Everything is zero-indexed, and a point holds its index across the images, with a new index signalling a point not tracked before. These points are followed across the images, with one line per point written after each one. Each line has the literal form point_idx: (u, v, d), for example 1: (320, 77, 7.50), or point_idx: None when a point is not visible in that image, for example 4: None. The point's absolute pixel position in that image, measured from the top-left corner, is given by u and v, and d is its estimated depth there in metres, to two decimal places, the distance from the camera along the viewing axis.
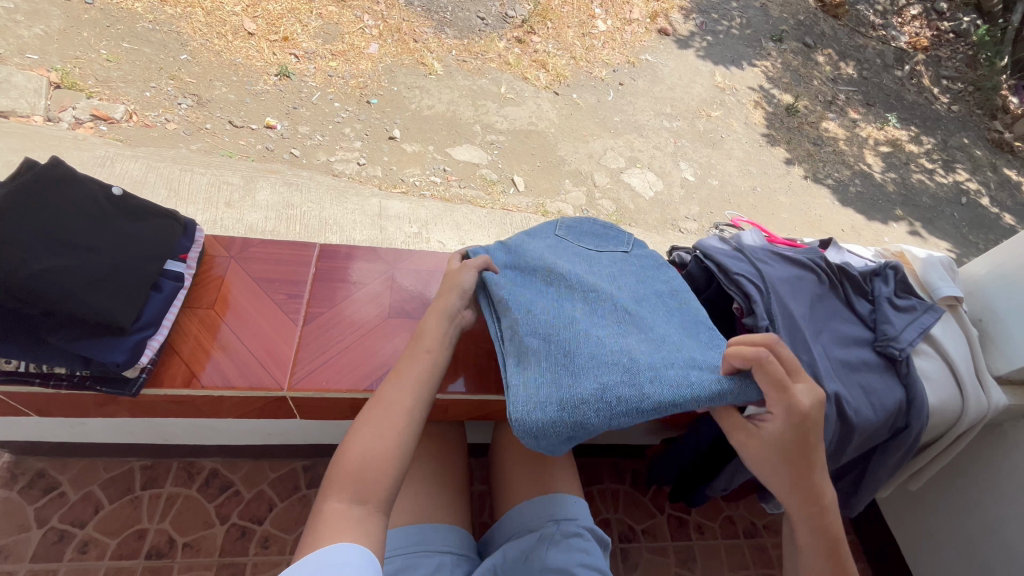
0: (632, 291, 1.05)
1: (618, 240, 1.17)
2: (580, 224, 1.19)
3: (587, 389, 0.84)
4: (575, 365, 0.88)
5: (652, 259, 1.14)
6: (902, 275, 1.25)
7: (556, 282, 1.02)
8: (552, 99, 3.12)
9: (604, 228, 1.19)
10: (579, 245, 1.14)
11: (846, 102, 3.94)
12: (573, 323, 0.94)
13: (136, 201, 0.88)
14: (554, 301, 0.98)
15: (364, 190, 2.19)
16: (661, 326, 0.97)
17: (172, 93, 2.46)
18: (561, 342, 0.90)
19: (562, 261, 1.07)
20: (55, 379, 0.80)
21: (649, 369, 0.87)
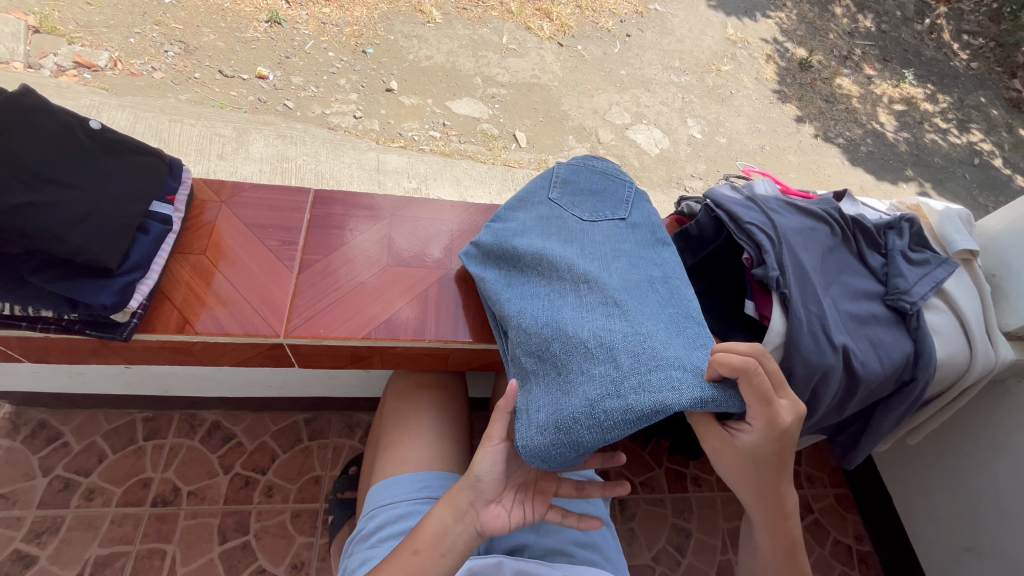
0: (624, 276, 0.95)
1: (616, 207, 1.09)
2: (575, 183, 1.12)
3: (576, 403, 0.77)
4: (566, 375, 0.81)
5: (649, 240, 1.05)
6: (918, 228, 1.21)
7: (545, 274, 0.95)
8: (556, 51, 2.98)
9: (601, 187, 1.12)
10: (573, 219, 1.06)
11: (863, 57, 3.78)
12: (561, 320, 0.87)
13: (116, 136, 0.83)
14: (542, 300, 0.92)
15: (360, 143, 2.11)
16: (651, 314, 0.88)
17: (158, 39, 2.33)
18: (552, 347, 0.84)
19: (551, 245, 1.00)
20: (43, 323, 0.77)
21: (635, 367, 0.77)
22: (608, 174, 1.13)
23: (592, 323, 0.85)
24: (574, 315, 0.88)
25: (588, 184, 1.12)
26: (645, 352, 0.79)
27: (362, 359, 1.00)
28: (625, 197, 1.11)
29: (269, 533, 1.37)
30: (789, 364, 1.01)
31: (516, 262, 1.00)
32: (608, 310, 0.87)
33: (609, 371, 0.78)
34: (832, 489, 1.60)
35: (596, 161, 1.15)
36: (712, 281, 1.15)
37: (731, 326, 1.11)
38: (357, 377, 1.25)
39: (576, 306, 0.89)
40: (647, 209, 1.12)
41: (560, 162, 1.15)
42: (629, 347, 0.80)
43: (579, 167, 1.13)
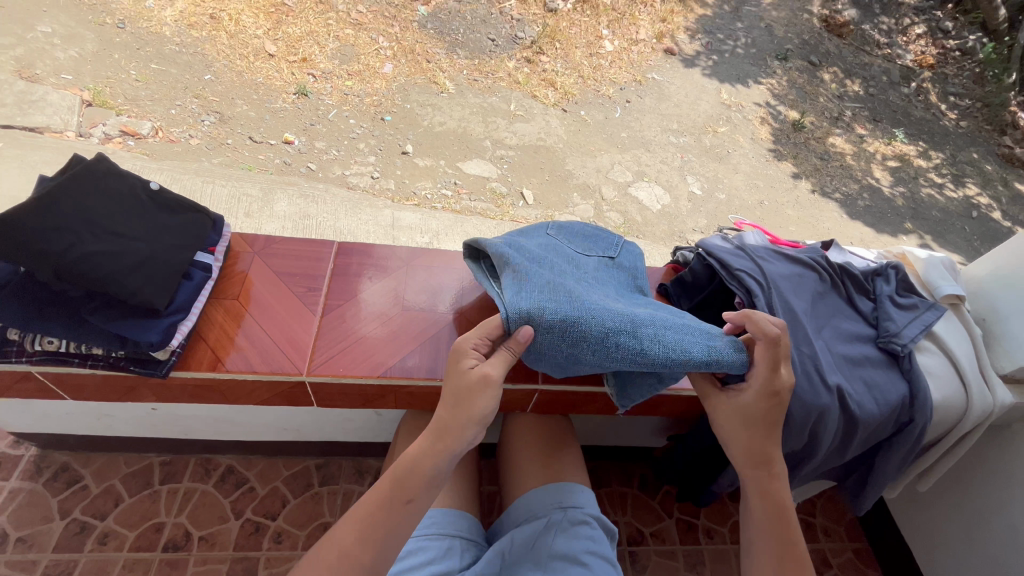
0: (618, 290, 1.09)
1: (606, 248, 1.19)
2: (570, 226, 1.22)
3: (592, 326, 0.88)
4: (579, 305, 0.91)
5: (630, 284, 1.15)
6: (903, 274, 1.27)
7: (553, 260, 1.06)
8: (560, 116, 3.20)
9: (592, 231, 1.22)
10: (570, 245, 1.17)
11: (853, 118, 3.99)
12: (573, 285, 0.97)
13: (170, 196, 0.95)
14: (552, 269, 1.01)
15: (378, 202, 2.27)
16: (648, 310, 1.02)
17: (196, 110, 2.57)
18: (567, 292, 0.93)
19: (554, 252, 1.11)
20: (93, 359, 0.85)
21: (652, 327, 0.92)
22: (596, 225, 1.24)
23: (603, 298, 0.99)
24: (583, 288, 0.99)
25: (579, 230, 1.22)
26: (656, 323, 0.94)
27: (378, 398, 1.06)
28: (613, 242, 1.21)
29: None
30: (785, 404, 1.05)
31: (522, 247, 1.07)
32: (613, 300, 1.01)
33: (626, 319, 0.91)
34: (850, 543, 1.57)
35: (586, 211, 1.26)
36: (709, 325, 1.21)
37: None
38: (370, 419, 1.30)
39: (583, 285, 1.01)
40: (634, 254, 1.22)
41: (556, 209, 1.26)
42: (641, 316, 0.95)
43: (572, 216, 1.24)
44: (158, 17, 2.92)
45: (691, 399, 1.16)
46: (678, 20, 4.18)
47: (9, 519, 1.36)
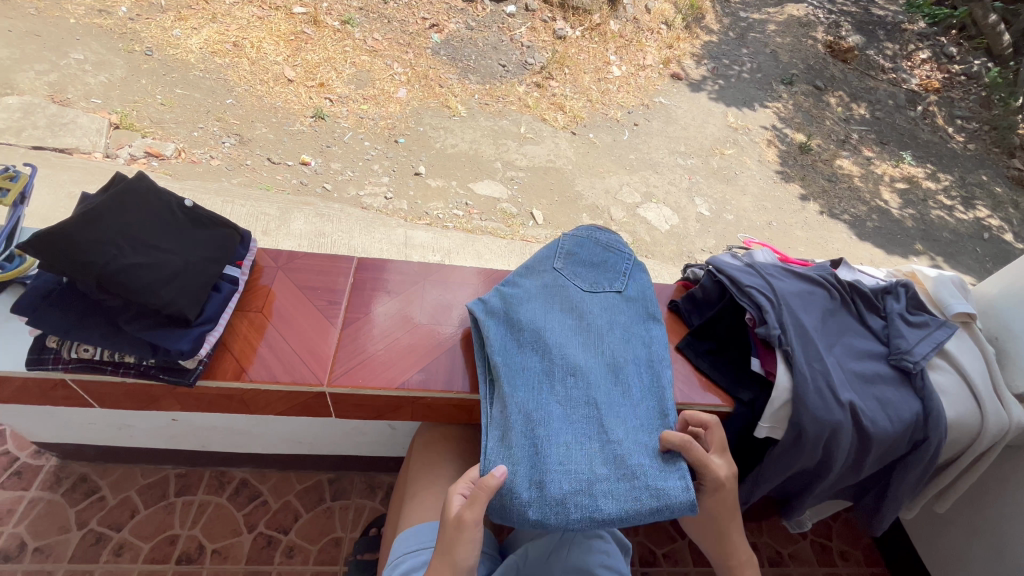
0: (614, 356, 1.07)
1: (615, 280, 1.18)
2: (579, 254, 1.18)
3: (553, 488, 0.89)
4: (545, 460, 0.92)
5: (640, 316, 1.15)
6: (913, 293, 1.28)
7: (545, 347, 1.03)
8: (569, 138, 3.28)
9: (602, 258, 1.19)
10: (574, 289, 1.14)
11: (859, 140, 4.03)
12: (551, 411, 0.97)
13: (203, 212, 0.99)
14: (538, 377, 1.01)
15: (391, 221, 2.32)
16: (628, 410, 1.01)
17: (217, 133, 2.67)
18: (539, 433, 0.94)
19: (551, 322, 1.07)
20: (125, 367, 0.89)
21: (610, 479, 0.92)
22: (609, 244, 1.21)
23: (580, 417, 0.98)
24: (563, 406, 0.98)
25: (589, 256, 1.19)
26: (617, 468, 0.93)
27: (395, 409, 1.08)
28: (624, 269, 1.19)
29: None
30: (798, 420, 1.05)
31: (518, 326, 1.06)
32: (595, 402, 0.99)
33: (586, 475, 0.91)
34: (868, 567, 1.57)
35: (599, 228, 1.23)
36: (721, 341, 1.22)
37: (740, 382, 1.16)
38: (385, 432, 1.32)
39: (566, 390, 1.00)
40: (644, 282, 1.21)
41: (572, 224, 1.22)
42: (606, 457, 0.94)
43: (586, 235, 1.20)
44: (184, 44, 3.06)
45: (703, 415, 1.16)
46: (684, 46, 4.28)
47: (28, 528, 1.38)
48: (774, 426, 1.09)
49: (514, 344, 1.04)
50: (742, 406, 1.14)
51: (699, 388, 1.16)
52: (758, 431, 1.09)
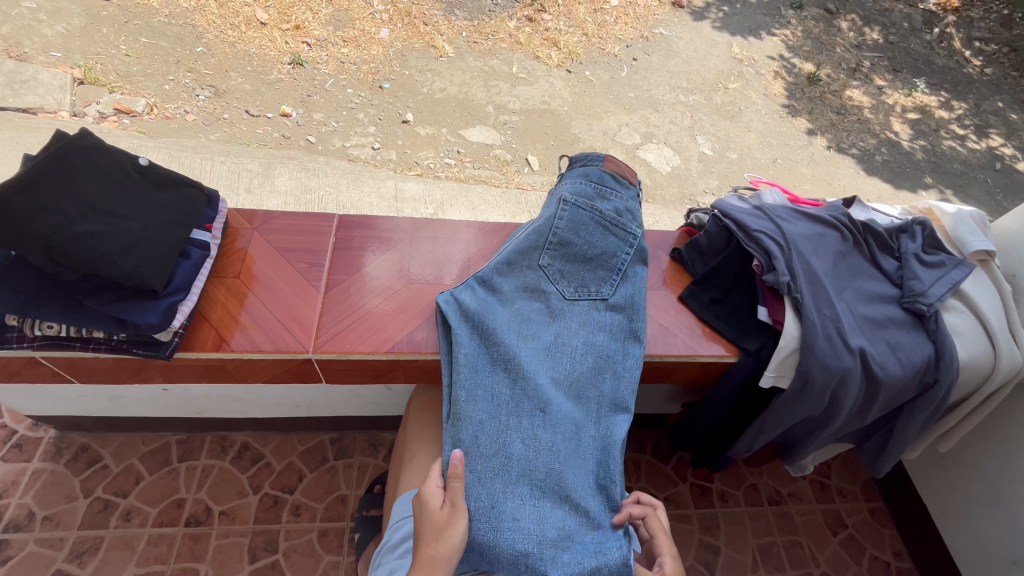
0: (582, 389, 1.01)
1: (603, 282, 1.08)
2: (572, 245, 1.08)
3: (503, 547, 0.85)
4: (498, 516, 0.86)
5: (622, 331, 1.07)
6: (931, 231, 1.21)
7: (515, 376, 0.97)
8: (565, 77, 3.08)
9: (599, 250, 1.08)
10: (555, 298, 1.06)
11: (871, 68, 3.80)
12: (511, 455, 0.92)
13: (161, 172, 0.91)
14: (504, 411, 0.95)
15: (380, 173, 2.22)
16: (585, 458, 0.96)
17: (190, 85, 2.50)
18: (497, 480, 0.89)
19: (523, 344, 1.00)
20: (95, 343, 0.84)
21: (559, 541, 0.87)
22: (609, 228, 1.10)
23: (540, 461, 0.92)
24: (525, 448, 0.93)
25: (583, 248, 1.08)
26: (565, 530, 0.89)
27: (387, 373, 1.05)
28: (618, 265, 1.10)
29: (297, 552, 1.40)
30: (806, 367, 1.01)
31: (492, 343, 0.99)
32: (556, 446, 0.94)
33: (538, 538, 0.86)
34: (866, 503, 1.61)
35: (601, 205, 1.10)
36: (726, 289, 1.16)
37: (745, 331, 1.12)
38: (381, 393, 1.30)
39: (530, 429, 0.94)
40: (635, 284, 1.10)
41: (573, 197, 1.09)
42: (557, 516, 0.90)
43: (586, 216, 1.09)
44: None
45: (707, 366, 1.12)
46: None
47: (35, 498, 1.39)
48: (780, 374, 1.05)
49: (485, 367, 0.97)
50: (747, 355, 1.10)
51: (703, 338, 1.13)
52: (763, 381, 1.05)
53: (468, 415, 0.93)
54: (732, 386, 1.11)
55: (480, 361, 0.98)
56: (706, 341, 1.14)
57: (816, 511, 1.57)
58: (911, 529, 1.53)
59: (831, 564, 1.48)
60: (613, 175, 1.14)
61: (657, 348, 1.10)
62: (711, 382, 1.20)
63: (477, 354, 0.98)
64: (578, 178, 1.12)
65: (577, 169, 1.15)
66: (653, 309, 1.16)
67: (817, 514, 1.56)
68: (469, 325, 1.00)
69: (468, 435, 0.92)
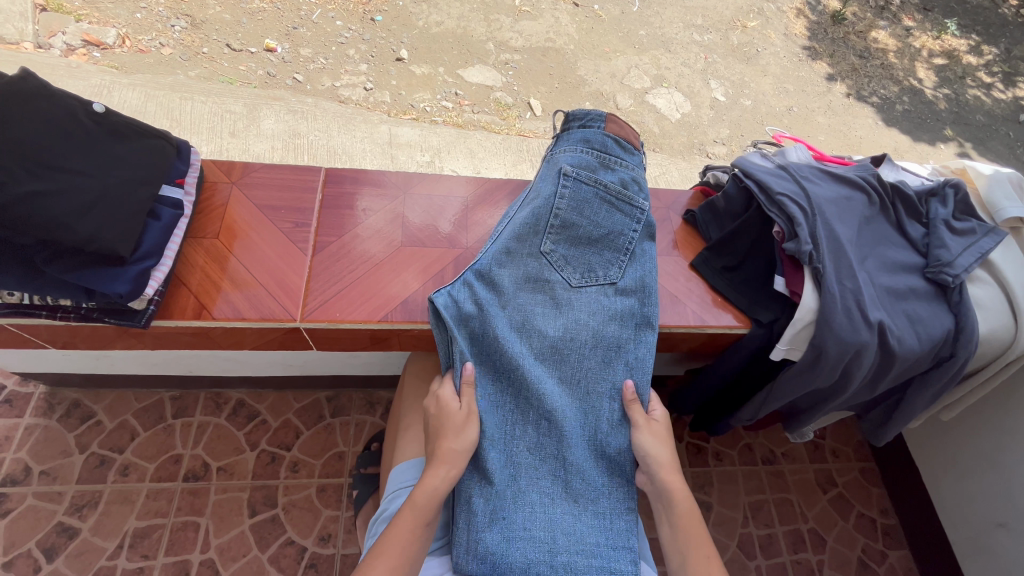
0: (590, 386, 0.96)
1: (611, 264, 1.01)
2: (576, 226, 0.99)
3: (515, 558, 0.83)
4: (508, 527, 0.85)
5: (635, 316, 1.00)
6: (963, 195, 1.13)
7: (518, 380, 0.92)
8: (571, 11, 2.84)
9: (605, 231, 1.01)
10: (561, 287, 0.98)
11: (900, 7, 3.52)
12: (518, 462, 0.90)
13: (119, 119, 0.82)
14: (507, 419, 0.92)
15: (372, 116, 2.08)
16: (594, 458, 0.92)
17: (164, 13, 2.26)
18: (505, 491, 0.87)
19: (526, 344, 0.94)
20: (62, 312, 0.79)
21: (571, 549, 0.84)
22: (615, 204, 1.02)
23: (546, 468, 0.90)
24: (531, 455, 0.91)
25: (588, 230, 1.00)
26: (577, 536, 0.86)
27: (383, 341, 0.99)
28: (625, 244, 1.02)
29: (296, 507, 1.41)
30: (820, 340, 0.96)
31: (494, 348, 0.92)
32: (563, 448, 0.91)
33: (549, 546, 0.84)
34: (857, 462, 1.63)
35: (605, 177, 1.01)
36: (740, 256, 1.10)
37: (759, 302, 1.07)
38: (377, 356, 1.25)
39: (535, 434, 0.91)
40: (643, 266, 1.03)
41: (573, 170, 1.00)
42: (569, 522, 0.87)
43: (589, 192, 1.00)
44: None
45: (714, 337, 1.08)
46: None
47: (30, 454, 1.37)
48: (793, 347, 1.00)
49: (485, 375, 0.93)
50: (760, 327, 1.05)
51: (713, 307, 1.08)
52: (773, 353, 1.01)
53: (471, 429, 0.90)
54: (740, 358, 1.08)
55: (481, 368, 0.93)
56: (716, 310, 1.09)
57: (808, 470, 1.58)
58: (900, 488, 1.55)
59: (819, 521, 1.51)
60: (617, 142, 1.03)
61: (665, 318, 1.05)
62: (717, 351, 1.16)
63: (477, 359, 0.93)
64: (579, 146, 1.02)
65: (577, 133, 1.04)
66: (662, 278, 1.10)
67: (810, 473, 1.58)
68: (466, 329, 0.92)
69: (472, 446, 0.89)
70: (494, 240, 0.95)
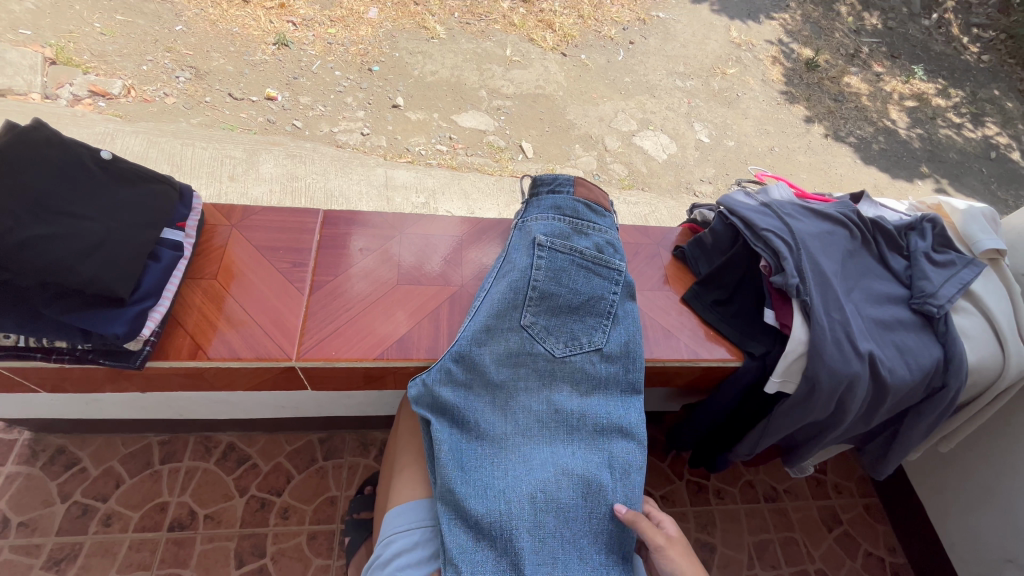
0: (587, 459, 0.91)
1: (594, 330, 0.98)
2: (555, 296, 0.96)
3: None
4: None
5: (621, 382, 0.98)
6: (940, 228, 1.17)
7: (505, 461, 0.89)
8: (560, 61, 2.98)
9: (584, 296, 0.98)
10: (543, 360, 0.94)
11: (870, 54, 3.74)
12: (515, 551, 0.83)
13: (126, 166, 0.85)
14: (500, 500, 0.85)
15: (369, 160, 2.14)
16: (592, 534, 0.87)
17: (169, 66, 2.36)
18: None
19: (510, 420, 0.92)
20: (57, 353, 0.78)
21: None
22: (593, 269, 0.99)
23: (547, 554, 0.85)
24: (529, 540, 0.84)
25: (567, 298, 0.97)
26: None
27: (378, 379, 0.99)
28: (607, 308, 0.99)
29: (285, 556, 1.36)
30: (813, 371, 0.98)
31: (476, 431, 0.90)
32: (565, 529, 0.86)
33: None
34: (861, 498, 1.60)
35: (579, 243, 1.00)
36: (729, 290, 1.12)
37: (751, 334, 1.08)
38: (371, 397, 1.25)
39: (534, 514, 0.85)
40: (627, 327, 1.00)
41: (547, 240, 0.97)
42: None
43: (565, 261, 0.97)
44: None
45: (709, 369, 1.08)
46: None
47: (9, 504, 1.33)
48: (786, 379, 1.01)
49: (470, 456, 0.88)
50: (752, 360, 1.06)
51: (706, 340, 1.09)
52: (768, 386, 1.02)
53: (460, 534, 0.84)
54: (734, 391, 1.08)
55: (468, 451, 0.89)
56: (709, 343, 1.10)
57: (812, 507, 1.55)
58: (906, 524, 1.52)
59: (826, 561, 1.47)
60: (587, 205, 1.04)
61: (659, 352, 1.06)
62: (712, 384, 1.16)
63: (462, 445, 0.89)
64: (550, 214, 1.01)
65: (547, 198, 1.03)
66: (653, 313, 1.12)
67: (813, 511, 1.55)
68: (445, 416, 0.90)
69: (466, 541, 0.83)
70: (472, 319, 0.91)
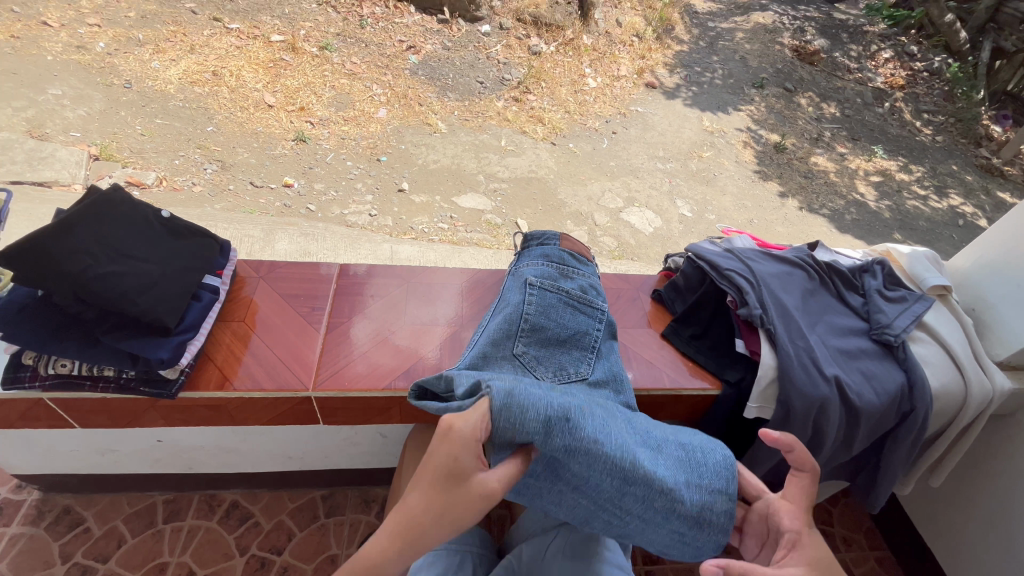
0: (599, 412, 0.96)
1: (580, 361, 1.08)
2: (544, 329, 1.07)
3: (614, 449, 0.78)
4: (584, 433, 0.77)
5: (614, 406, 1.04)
6: (889, 269, 1.31)
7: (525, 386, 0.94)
8: (549, 149, 3.32)
9: (571, 331, 1.09)
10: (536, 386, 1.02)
11: (831, 138, 4.14)
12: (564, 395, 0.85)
13: (181, 222, 1.01)
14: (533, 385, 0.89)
15: (376, 237, 2.33)
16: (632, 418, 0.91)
17: (199, 160, 2.65)
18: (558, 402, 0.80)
19: None
20: (104, 381, 0.89)
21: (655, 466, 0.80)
22: (577, 307, 1.12)
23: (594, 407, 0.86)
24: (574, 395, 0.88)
25: (555, 331, 1.08)
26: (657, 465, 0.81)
27: (384, 411, 1.08)
28: (592, 343, 1.10)
29: None
30: (786, 396, 1.06)
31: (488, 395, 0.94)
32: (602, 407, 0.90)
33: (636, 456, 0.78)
34: (874, 552, 1.53)
35: (565, 285, 1.13)
36: (703, 326, 1.24)
37: (726, 364, 1.18)
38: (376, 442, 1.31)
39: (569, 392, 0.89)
40: (610, 360, 1.11)
41: (537, 280, 1.11)
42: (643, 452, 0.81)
43: (553, 298, 1.10)
44: (163, 76, 3.04)
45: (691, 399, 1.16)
46: (656, 57, 4.38)
47: (9, 566, 1.33)
48: (762, 405, 1.10)
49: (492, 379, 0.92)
50: (729, 387, 1.15)
51: (686, 372, 1.18)
52: (746, 412, 1.10)
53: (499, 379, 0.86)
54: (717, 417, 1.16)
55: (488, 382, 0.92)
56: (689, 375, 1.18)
57: None
58: None
59: None
60: (572, 254, 1.18)
61: (643, 382, 1.15)
62: (698, 417, 1.23)
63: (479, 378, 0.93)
64: (540, 260, 1.15)
65: (537, 250, 1.18)
66: (636, 348, 1.22)
67: None
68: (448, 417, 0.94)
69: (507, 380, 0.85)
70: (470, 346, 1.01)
